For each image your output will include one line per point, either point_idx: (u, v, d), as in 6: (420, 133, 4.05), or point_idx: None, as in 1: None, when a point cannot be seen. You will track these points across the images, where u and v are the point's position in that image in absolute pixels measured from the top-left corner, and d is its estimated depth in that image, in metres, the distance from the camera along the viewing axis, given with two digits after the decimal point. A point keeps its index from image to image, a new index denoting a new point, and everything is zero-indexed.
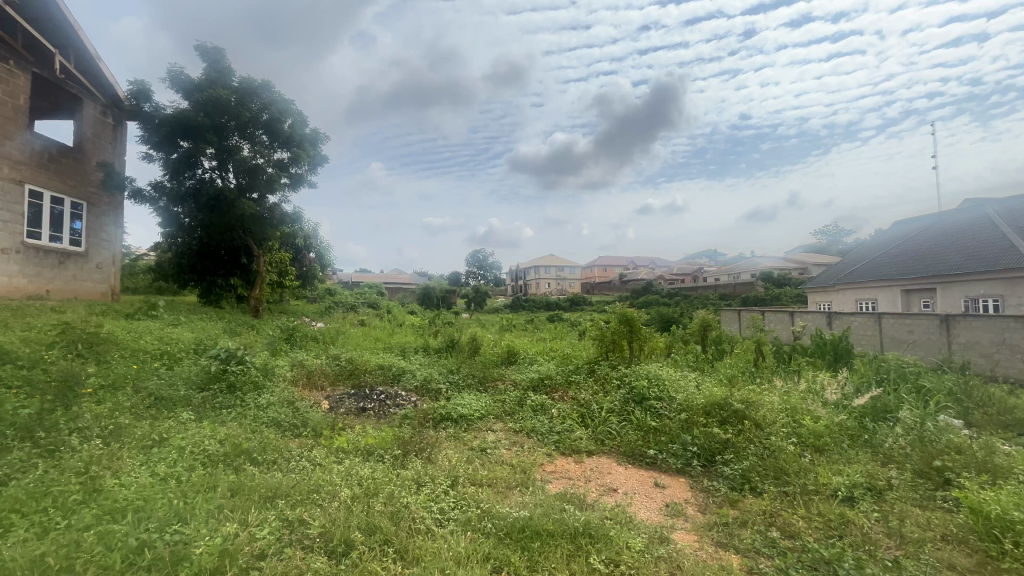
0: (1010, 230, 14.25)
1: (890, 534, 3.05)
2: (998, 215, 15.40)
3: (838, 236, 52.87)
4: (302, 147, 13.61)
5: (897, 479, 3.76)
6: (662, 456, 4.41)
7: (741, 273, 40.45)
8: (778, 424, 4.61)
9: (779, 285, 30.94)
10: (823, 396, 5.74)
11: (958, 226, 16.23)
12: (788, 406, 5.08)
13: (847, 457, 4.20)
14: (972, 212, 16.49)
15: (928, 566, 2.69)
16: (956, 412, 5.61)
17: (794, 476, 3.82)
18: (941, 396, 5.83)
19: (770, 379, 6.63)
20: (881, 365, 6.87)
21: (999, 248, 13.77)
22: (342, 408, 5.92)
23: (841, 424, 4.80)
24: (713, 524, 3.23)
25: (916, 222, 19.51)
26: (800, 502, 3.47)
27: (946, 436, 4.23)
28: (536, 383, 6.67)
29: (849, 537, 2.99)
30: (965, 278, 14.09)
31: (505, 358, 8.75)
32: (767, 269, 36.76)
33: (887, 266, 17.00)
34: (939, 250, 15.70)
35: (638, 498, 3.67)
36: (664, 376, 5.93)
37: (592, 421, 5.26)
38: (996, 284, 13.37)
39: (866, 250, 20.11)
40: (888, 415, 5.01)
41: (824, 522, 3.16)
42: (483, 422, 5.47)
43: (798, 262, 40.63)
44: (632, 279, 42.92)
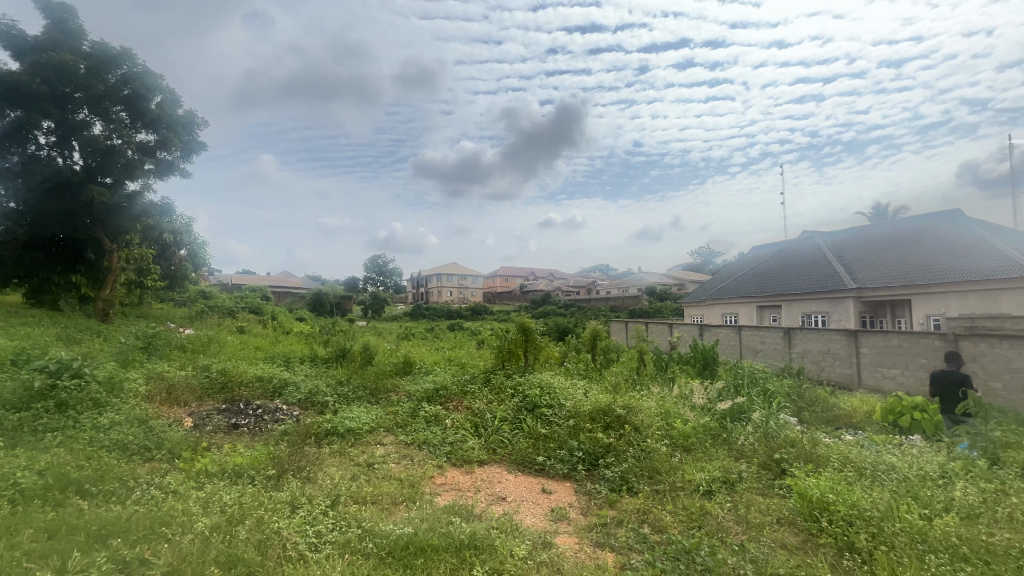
0: (835, 258, 17.25)
1: (738, 522, 3.47)
2: (827, 245, 18.55)
3: (710, 256, 59.69)
4: (173, 131, 12.02)
5: (746, 471, 4.30)
6: (550, 462, 4.57)
7: (629, 287, 43.86)
8: (654, 427, 5.02)
9: (661, 299, 34.13)
10: (691, 400, 6.38)
11: (798, 252, 19.24)
12: (663, 411, 5.58)
13: (708, 454, 4.72)
14: (808, 241, 19.69)
15: (766, 546, 3.10)
16: (792, 411, 6.61)
17: (665, 474, 4.19)
18: (782, 398, 6.84)
19: (648, 385, 7.23)
20: (738, 371, 7.88)
21: (826, 273, 16.57)
22: (209, 425, 5.27)
23: (705, 425, 5.39)
24: (593, 525, 3.41)
25: (769, 247, 22.73)
26: (668, 498, 3.81)
27: (784, 432, 4.95)
28: (431, 393, 6.56)
29: (706, 526, 3.34)
30: (802, 297, 16.70)
31: (401, 368, 8.51)
32: (651, 284, 40.40)
33: (746, 285, 19.56)
34: (784, 273, 18.49)
35: (525, 505, 3.75)
36: (555, 384, 6.17)
37: (484, 431, 5.29)
38: (823, 302, 16.09)
39: (731, 270, 22.98)
40: (742, 415, 5.74)
41: (687, 515, 3.50)
42: (372, 435, 5.24)
43: (678, 279, 45.10)
44: (531, 290, 44.26)
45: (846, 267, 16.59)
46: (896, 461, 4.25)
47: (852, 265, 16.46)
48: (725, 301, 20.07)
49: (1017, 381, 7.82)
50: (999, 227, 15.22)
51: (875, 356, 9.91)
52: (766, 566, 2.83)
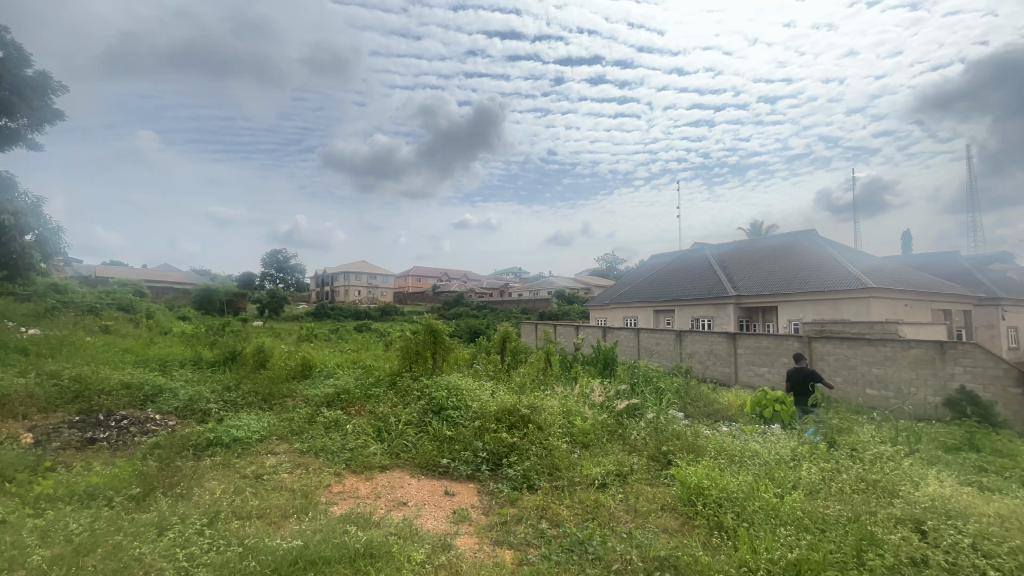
0: (719, 268, 19.25)
1: (627, 511, 3.73)
2: (713, 256, 20.64)
3: (614, 262, 63.58)
4: (19, 94, 10.16)
5: (637, 464, 4.64)
6: (454, 464, 4.56)
7: (540, 290, 45.22)
8: (555, 425, 5.22)
9: (568, 302, 35.67)
10: (591, 399, 6.73)
11: (689, 262, 21.15)
12: (565, 409, 5.82)
13: (604, 449, 5.02)
14: (698, 252, 21.73)
15: (650, 532, 3.37)
16: (680, 407, 7.27)
17: (564, 470, 4.38)
18: (672, 394, 7.49)
19: (553, 385, 7.52)
20: (635, 370, 8.49)
21: (712, 282, 18.43)
22: (57, 441, 4.53)
23: (603, 422, 5.72)
24: (493, 524, 3.46)
25: (665, 256, 24.74)
26: (566, 493, 3.98)
27: (671, 427, 5.41)
28: (331, 398, 6.22)
29: (598, 518, 3.55)
30: (692, 303, 18.40)
31: (299, 371, 7.97)
32: (560, 287, 42.04)
33: (644, 291, 21.08)
34: (677, 280, 20.25)
35: (427, 509, 3.71)
36: (462, 385, 6.17)
37: (387, 435, 5.12)
38: (709, 308, 17.87)
39: (631, 277, 24.63)
40: (636, 412, 6.17)
41: (582, 508, 3.69)
42: (263, 444, 4.85)
43: (585, 283, 47.33)
44: (444, 291, 43.84)
45: (728, 277, 18.57)
46: (759, 447, 4.85)
47: (733, 275, 18.49)
48: (626, 305, 21.46)
49: (853, 376, 9.31)
50: (844, 246, 17.99)
51: (749, 356, 11.22)
52: (650, 549, 3.07)
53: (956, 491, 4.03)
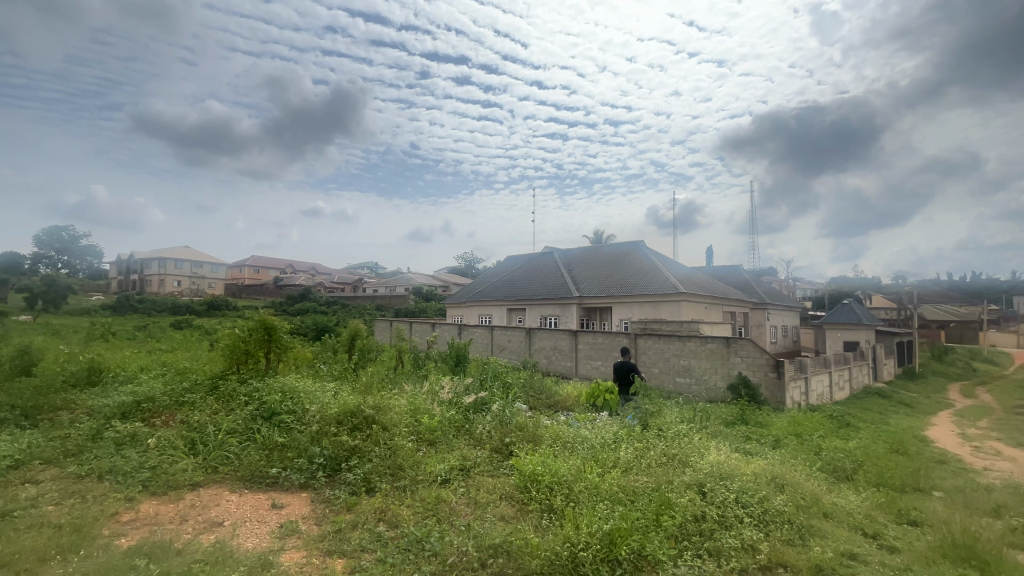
0: (565, 271, 20.97)
1: (468, 504, 3.83)
2: (560, 260, 22.39)
3: (473, 261, 64.83)
4: None
5: (480, 457, 4.80)
6: (285, 474, 4.17)
7: (397, 286, 43.79)
8: (402, 424, 5.11)
9: (426, 300, 35.34)
10: (440, 396, 6.74)
11: (540, 264, 22.59)
12: (412, 407, 5.74)
13: (450, 445, 5.09)
14: (548, 255, 23.33)
15: (488, 521, 3.51)
16: (525, 400, 7.74)
17: (408, 469, 4.32)
18: (518, 389, 7.92)
19: (402, 384, 7.36)
20: (485, 366, 8.76)
21: (559, 283, 20.00)
22: None
23: (451, 418, 5.78)
24: (326, 534, 3.24)
25: (519, 258, 26.04)
26: (407, 493, 3.92)
27: (515, 419, 5.70)
28: (128, 409, 5.17)
29: (439, 513, 3.58)
30: (541, 302, 19.76)
31: (85, 378, 6.48)
32: (418, 284, 41.37)
33: (499, 290, 21.96)
34: (528, 281, 21.49)
35: (247, 526, 3.32)
36: (299, 387, 5.64)
37: (203, 448, 4.45)
38: (556, 307, 19.40)
39: (488, 276, 25.43)
40: (483, 407, 6.37)
41: (423, 506, 3.68)
42: (19, 472, 3.81)
43: (443, 280, 47.20)
44: (288, 284, 39.78)
45: (572, 279, 20.34)
46: (587, 433, 5.40)
47: (576, 278, 20.31)
48: (482, 303, 22.10)
49: (666, 367, 10.96)
50: (665, 256, 21.08)
51: (587, 351, 12.44)
52: (486, 538, 3.20)
53: (728, 457, 5.03)
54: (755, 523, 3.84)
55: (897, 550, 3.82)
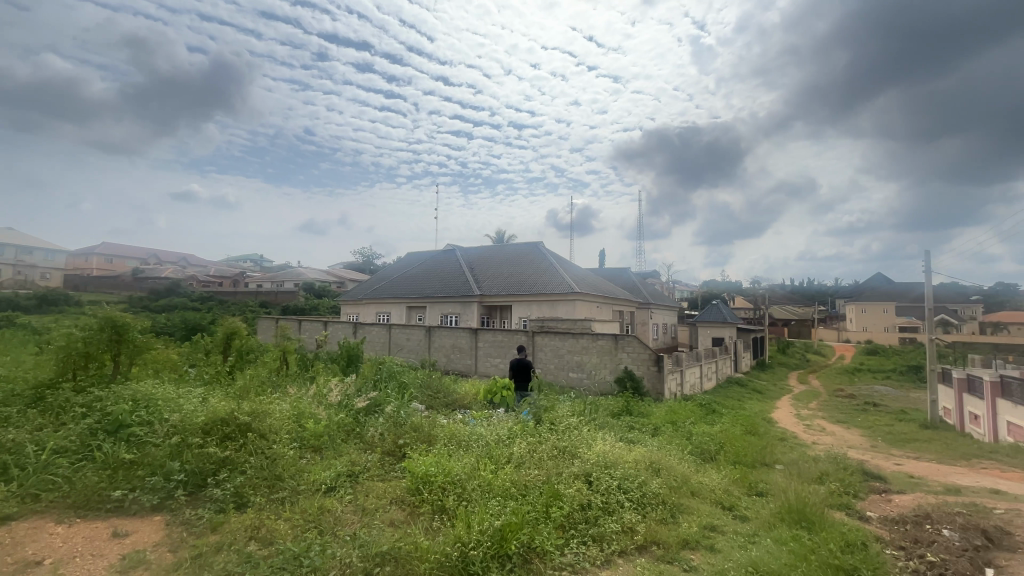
0: (466, 269, 20.93)
1: (355, 512, 3.62)
2: (462, 257, 22.31)
3: (371, 256, 62.09)
4: None
5: (371, 461, 4.58)
6: (133, 495, 3.59)
7: (284, 280, 40.26)
8: (283, 431, 4.68)
9: (318, 296, 33.07)
10: (328, 399, 6.28)
11: (442, 262, 22.29)
12: (295, 412, 5.28)
13: (337, 451, 4.79)
14: (450, 253, 23.10)
15: (375, 528, 3.35)
16: (422, 400, 7.56)
17: (287, 480, 3.97)
18: (415, 388, 7.71)
19: (286, 388, 6.76)
20: (380, 366, 8.39)
21: (460, 281, 19.93)
22: None
23: (340, 422, 5.43)
24: (182, 562, 2.84)
25: (420, 254, 25.49)
26: (285, 506, 3.59)
27: (410, 420, 5.52)
28: None
29: (321, 525, 3.33)
30: (442, 300, 19.57)
31: None
32: (309, 279, 38.56)
33: (399, 287, 21.30)
34: (429, 278, 21.09)
35: (76, 564, 2.79)
36: (156, 394, 4.90)
37: (19, 473, 3.66)
38: (456, 305, 19.35)
39: (387, 272, 24.53)
40: (376, 409, 6.08)
41: (303, 518, 3.40)
42: None
43: (338, 276, 44.48)
44: (149, 276, 34.65)
45: (474, 277, 20.40)
46: (483, 430, 5.42)
47: (477, 277, 20.39)
48: (379, 300, 21.26)
49: (561, 363, 11.44)
50: (562, 257, 22.03)
51: (487, 349, 12.54)
52: (372, 546, 3.04)
53: (613, 447, 5.38)
54: (634, 506, 4.14)
55: (748, 519, 4.38)
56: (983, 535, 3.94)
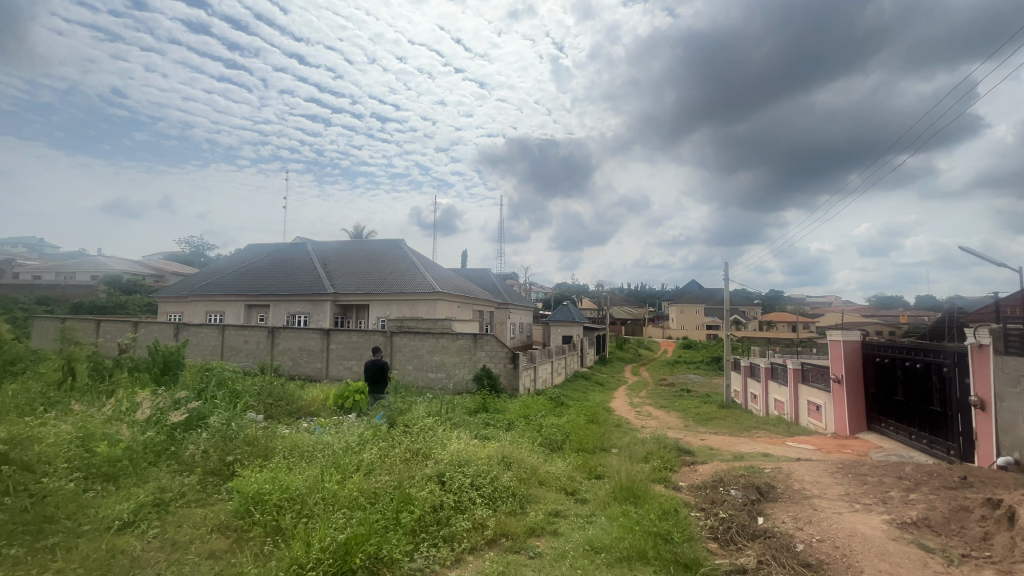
0: (318, 265, 19.32)
1: (161, 548, 3.04)
2: (314, 252, 20.52)
3: (201, 247, 53.59)
4: None
5: (187, 486, 3.91)
6: None
7: (74, 272, 32.37)
8: (59, 460, 3.73)
9: (125, 293, 27.41)
10: (133, 415, 5.17)
11: (289, 255, 20.23)
12: (81, 433, 4.24)
13: (141, 479, 3.98)
14: (298, 246, 21.06)
15: (189, 564, 2.84)
16: (259, 409, 6.75)
17: (62, 520, 3.15)
18: (250, 397, 6.84)
19: (70, 406, 5.42)
20: (207, 373, 7.25)
21: (311, 278, 18.32)
22: None
23: (146, 442, 4.50)
24: None
25: (263, 246, 22.81)
26: (58, 554, 2.84)
27: (244, 432, 4.80)
28: None
29: (111, 571, 2.71)
30: (289, 299, 17.84)
31: None
32: (113, 272, 31.71)
33: (235, 282, 18.78)
34: (273, 274, 18.99)
35: None
36: None
37: None
38: (306, 304, 17.83)
39: (220, 265, 21.43)
40: (200, 423, 5.18)
41: (84, 566, 2.73)
42: None
43: (154, 268, 37.40)
44: None
45: (327, 274, 18.97)
46: (329, 439, 5.03)
47: (332, 273, 18.99)
48: (210, 297, 18.51)
49: (419, 363, 11.24)
50: (423, 255, 21.68)
51: (339, 351, 11.73)
52: None
53: (467, 445, 5.44)
54: (485, 502, 4.24)
55: (587, 501, 4.81)
56: (757, 491, 4.91)
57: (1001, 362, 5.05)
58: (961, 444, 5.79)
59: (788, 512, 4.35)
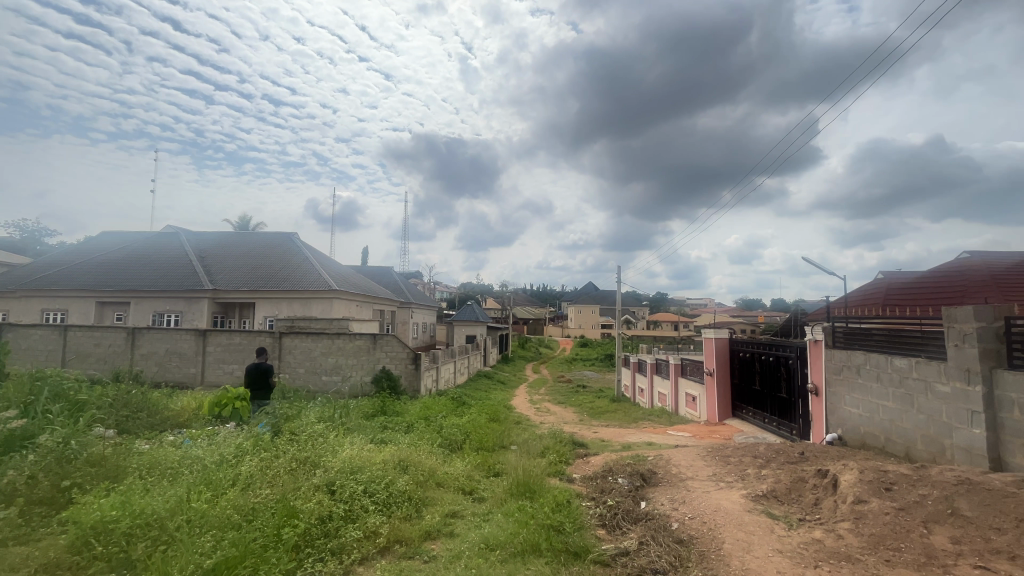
0: (194, 258, 17.19)
1: None
2: (188, 242, 18.22)
3: (38, 233, 44.90)
4: None
5: (3, 521, 3.21)
6: None
7: None
8: None
9: None
10: None
11: (156, 246, 17.71)
12: None
13: None
14: (168, 235, 18.54)
15: None
16: (112, 423, 5.81)
17: None
18: (100, 409, 5.86)
19: None
20: (39, 382, 6.06)
21: (184, 273, 16.24)
22: None
23: None
24: None
25: (122, 234, 19.73)
26: None
27: (87, 452, 4.10)
28: None
29: None
30: (155, 295, 15.67)
31: None
32: None
33: (84, 275, 16.01)
34: (135, 266, 16.51)
35: None
36: None
37: None
38: (178, 302, 15.80)
39: (63, 254, 18.12)
40: (26, 443, 4.31)
41: None
42: None
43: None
44: None
45: (205, 268, 16.96)
46: (200, 452, 4.48)
47: (210, 268, 17.01)
48: (48, 293, 15.58)
49: (312, 366, 10.49)
50: (319, 250, 20.30)
51: (217, 354, 10.53)
52: None
53: (360, 450, 5.19)
54: (378, 508, 4.07)
55: (485, 499, 4.84)
56: (641, 477, 5.32)
57: (831, 354, 6.02)
58: (801, 425, 6.80)
59: (666, 495, 4.77)
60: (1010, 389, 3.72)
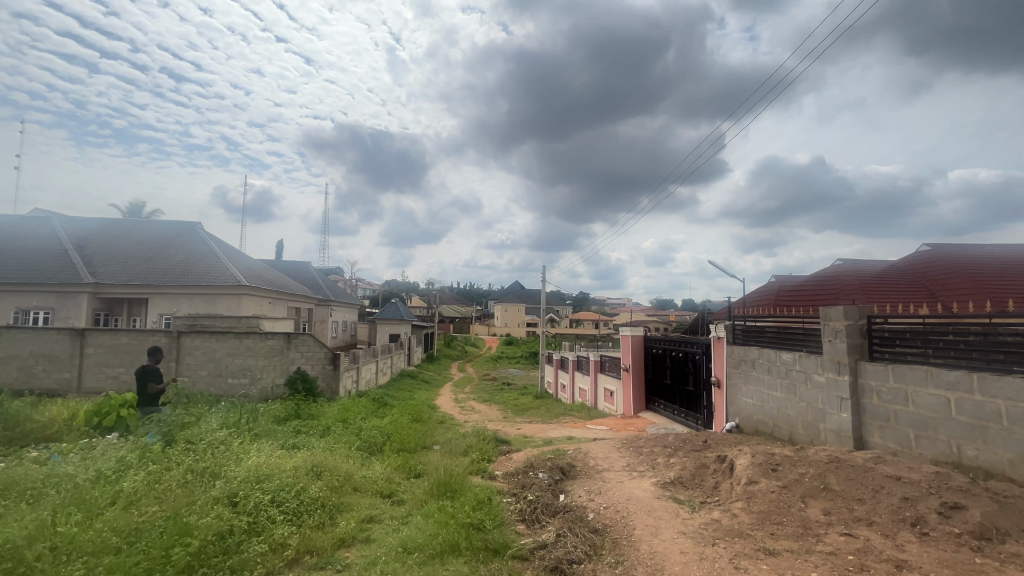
0: (70, 247, 15.05)
1: None
2: (63, 229, 15.91)
3: None
4: None
5: None
6: None
7: None
8: None
9: None
10: None
11: (20, 231, 15.27)
12: None
13: None
14: (36, 219, 16.06)
15: None
16: None
17: None
18: None
19: None
20: None
21: (58, 264, 14.17)
22: None
23: None
24: None
25: None
26: None
27: None
28: None
29: None
30: (19, 290, 13.53)
31: None
32: None
33: None
34: None
35: None
36: None
37: None
38: (49, 297, 13.78)
39: None
40: None
41: None
42: None
43: None
44: None
45: (85, 259, 14.93)
46: (72, 469, 3.92)
47: (91, 259, 15.00)
48: None
49: (216, 368, 9.61)
50: (225, 243, 18.63)
51: (99, 356, 9.31)
52: None
53: (268, 457, 4.84)
54: (287, 519, 3.81)
55: (404, 502, 4.72)
56: (561, 471, 5.48)
57: (731, 350, 6.59)
58: (705, 415, 7.38)
59: (583, 486, 4.96)
60: (871, 377, 4.31)
